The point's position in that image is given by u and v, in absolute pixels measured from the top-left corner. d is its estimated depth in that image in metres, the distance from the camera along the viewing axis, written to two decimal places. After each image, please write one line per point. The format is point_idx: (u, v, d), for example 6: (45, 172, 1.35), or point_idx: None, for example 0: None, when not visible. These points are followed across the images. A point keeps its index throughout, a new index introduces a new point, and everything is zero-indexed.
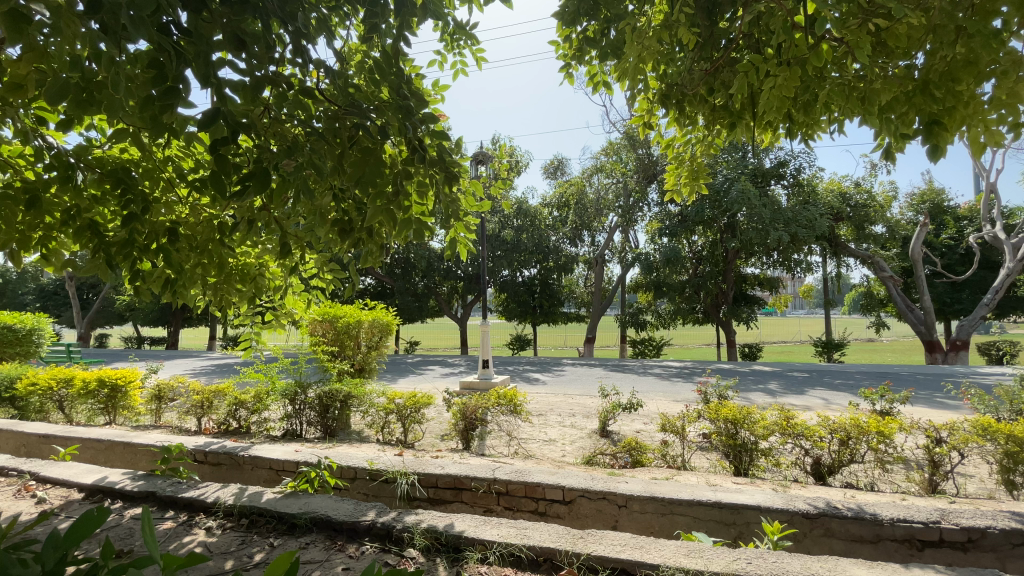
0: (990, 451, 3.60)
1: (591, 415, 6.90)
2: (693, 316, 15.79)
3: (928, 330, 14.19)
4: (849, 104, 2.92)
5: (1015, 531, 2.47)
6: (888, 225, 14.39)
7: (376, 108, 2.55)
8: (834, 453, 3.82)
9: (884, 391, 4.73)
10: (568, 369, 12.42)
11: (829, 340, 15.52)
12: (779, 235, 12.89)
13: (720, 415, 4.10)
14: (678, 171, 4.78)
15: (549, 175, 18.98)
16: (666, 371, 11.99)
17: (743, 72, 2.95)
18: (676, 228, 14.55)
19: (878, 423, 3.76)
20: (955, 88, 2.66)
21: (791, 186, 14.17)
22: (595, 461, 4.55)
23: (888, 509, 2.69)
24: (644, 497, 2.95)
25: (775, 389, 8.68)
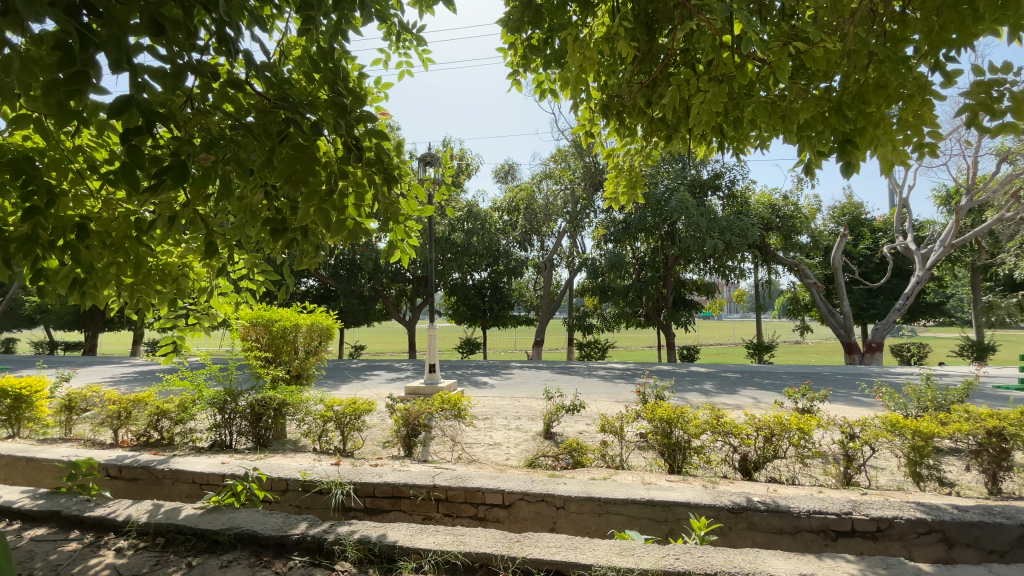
0: (898, 445, 3.90)
1: (537, 417, 6.96)
2: (637, 320, 16.34)
3: (847, 333, 15.37)
4: (771, 121, 3.13)
5: (919, 520, 2.65)
6: (812, 235, 15.50)
7: (311, 104, 2.45)
8: (760, 449, 4.04)
9: (807, 390, 5.05)
10: (515, 372, 12.48)
11: (760, 342, 16.49)
12: (714, 243, 13.58)
13: (655, 415, 4.24)
14: (618, 179, 4.93)
15: (500, 180, 19.08)
16: (610, 372, 12.29)
17: (675, 86, 3.07)
18: (620, 235, 15.02)
19: (799, 420, 4.02)
20: (867, 109, 3.01)
21: (726, 197, 15.00)
22: (537, 463, 4.59)
23: (806, 502, 2.86)
24: (582, 498, 3.00)
25: (711, 389, 9.11)
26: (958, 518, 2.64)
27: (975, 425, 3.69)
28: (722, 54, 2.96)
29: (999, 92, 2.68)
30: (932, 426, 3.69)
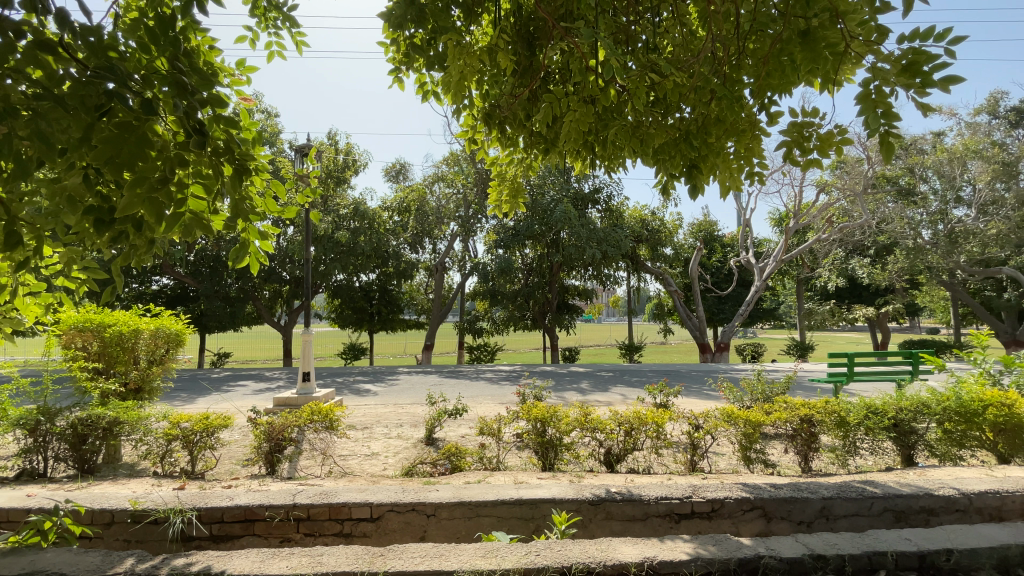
0: (733, 433, 4.46)
1: (418, 424, 6.82)
2: (524, 323, 16.80)
3: (701, 334, 17.36)
4: (631, 143, 3.45)
5: (744, 499, 3.03)
6: (675, 248, 17.31)
7: (144, 79, 2.15)
8: (621, 443, 4.38)
9: (664, 386, 5.58)
10: (401, 378, 12.15)
11: (631, 343, 17.95)
12: (593, 252, 14.52)
13: (530, 416, 4.40)
14: (502, 187, 5.02)
15: (390, 178, 18.51)
16: (496, 375, 12.52)
17: (547, 103, 3.24)
18: (509, 241, 15.40)
19: (655, 414, 4.44)
20: (708, 139, 3.45)
21: (604, 211, 16.15)
22: (414, 471, 4.49)
23: (655, 490, 3.15)
24: (452, 504, 2.99)
25: (586, 388, 9.67)
26: (774, 494, 3.04)
27: (791, 413, 4.36)
28: (588, 77, 3.20)
29: (810, 133, 3.21)
30: (759, 415, 4.29)
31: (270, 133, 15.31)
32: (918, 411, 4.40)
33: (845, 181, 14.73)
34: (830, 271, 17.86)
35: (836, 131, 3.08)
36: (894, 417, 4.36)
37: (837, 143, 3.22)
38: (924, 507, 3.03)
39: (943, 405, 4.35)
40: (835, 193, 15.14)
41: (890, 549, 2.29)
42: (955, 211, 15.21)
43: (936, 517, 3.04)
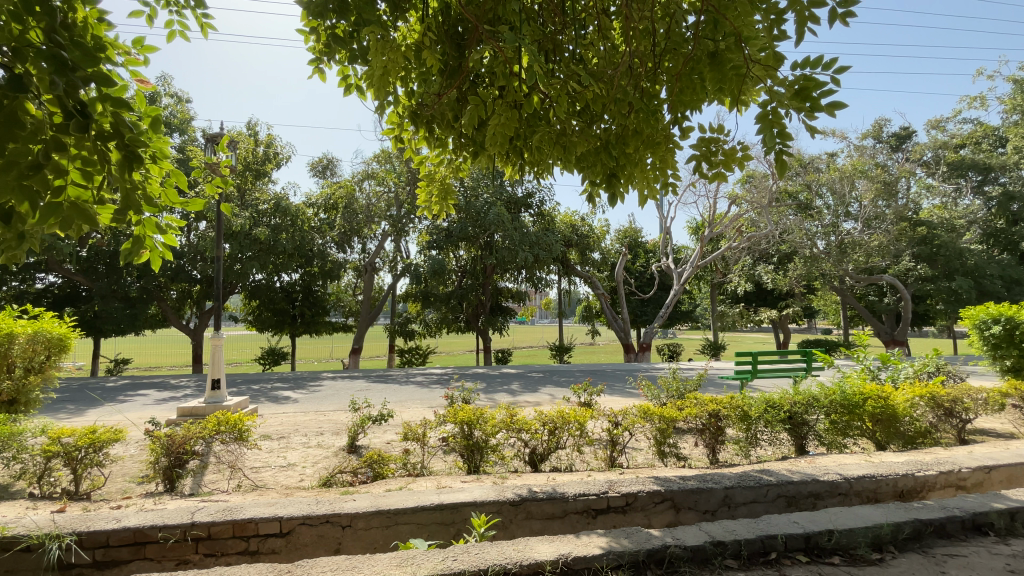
0: (650, 429, 4.69)
1: (341, 431, 6.55)
2: (457, 326, 16.67)
3: (626, 335, 18.14)
4: (554, 149, 3.55)
5: (654, 492, 3.17)
6: (602, 253, 17.94)
7: (11, 52, 1.89)
8: (545, 443, 4.46)
9: (588, 386, 5.75)
10: (325, 384, 11.60)
11: (561, 344, 18.37)
12: (526, 256, 14.69)
13: (456, 419, 4.36)
14: (430, 188, 4.94)
15: (316, 174, 17.66)
16: (427, 378, 12.28)
17: (472, 106, 3.22)
18: (442, 243, 15.20)
19: (577, 413, 4.55)
20: (626, 150, 3.67)
21: (537, 215, 16.44)
22: (332, 481, 4.31)
23: (573, 487, 3.24)
24: (370, 513, 2.90)
25: (516, 389, 9.79)
26: (682, 486, 3.22)
27: (701, 409, 4.66)
28: (513, 83, 3.24)
29: (717, 148, 3.46)
30: (673, 412, 4.53)
31: (179, 119, 14.06)
32: (810, 404, 4.86)
33: (753, 195, 16.02)
34: (740, 277, 19.34)
35: (737, 147, 3.34)
36: (790, 410, 4.78)
37: (739, 159, 3.48)
38: (811, 492, 3.33)
39: (829, 398, 4.83)
40: (744, 206, 16.41)
41: (780, 533, 2.49)
42: (845, 224, 17.02)
43: (822, 500, 3.35)
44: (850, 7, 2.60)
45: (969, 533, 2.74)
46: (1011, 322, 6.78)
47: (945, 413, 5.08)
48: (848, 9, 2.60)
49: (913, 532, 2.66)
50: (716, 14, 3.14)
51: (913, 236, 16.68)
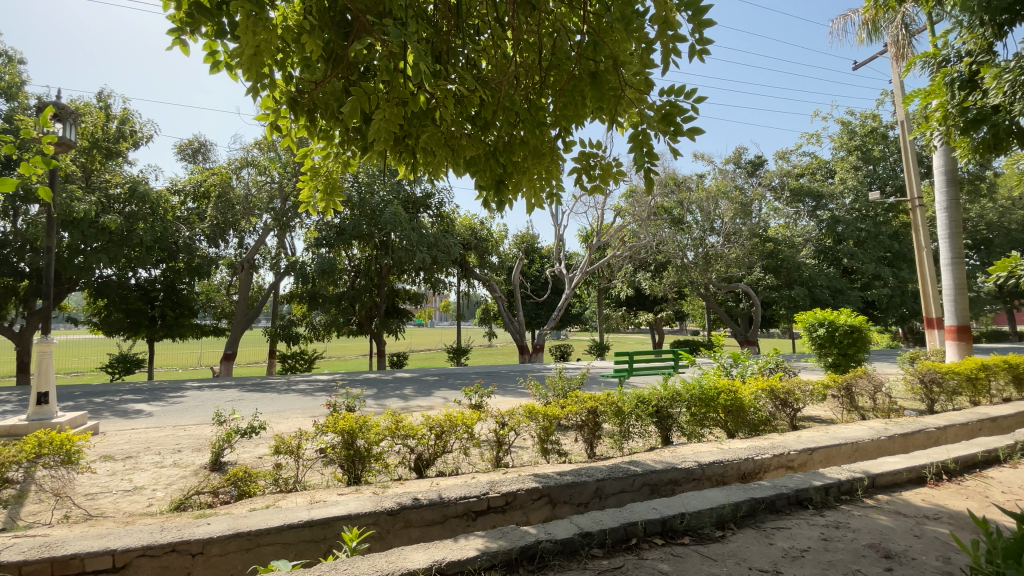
0: (535, 428, 4.83)
1: (203, 447, 5.86)
2: (349, 329, 16.23)
3: (521, 337, 18.54)
4: (440, 150, 3.52)
5: (532, 489, 3.27)
6: (500, 257, 18.20)
7: None
8: (431, 448, 4.37)
9: (479, 388, 5.76)
10: (189, 395, 10.31)
11: (458, 348, 18.30)
12: (423, 257, 14.37)
13: (336, 428, 4.11)
14: (316, 183, 4.61)
15: (185, 157, 15.75)
16: (312, 386, 11.43)
17: (355, 98, 3.08)
18: (333, 240, 14.26)
19: (465, 416, 4.54)
20: (513, 159, 3.83)
21: (436, 216, 16.21)
22: (187, 504, 3.83)
23: (455, 491, 3.23)
24: (226, 537, 2.63)
25: (408, 393, 9.55)
26: (558, 481, 3.35)
27: (581, 407, 4.90)
28: (398, 80, 3.15)
29: (595, 163, 3.69)
30: (555, 410, 4.73)
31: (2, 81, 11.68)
32: (674, 398, 5.36)
33: (635, 208, 17.38)
34: (624, 283, 20.87)
35: (611, 163, 3.60)
36: (657, 404, 5.24)
37: (614, 174, 3.75)
38: (670, 478, 3.66)
39: (690, 392, 5.38)
40: (628, 218, 17.77)
41: (640, 519, 2.71)
42: (710, 238, 19.14)
43: (679, 486, 3.71)
44: (706, 46, 2.92)
45: (793, 507, 3.20)
46: (831, 325, 8.07)
47: (781, 403, 5.91)
48: (704, 47, 2.92)
49: (749, 510, 3.03)
50: (596, 37, 3.35)
51: (764, 251, 19.24)
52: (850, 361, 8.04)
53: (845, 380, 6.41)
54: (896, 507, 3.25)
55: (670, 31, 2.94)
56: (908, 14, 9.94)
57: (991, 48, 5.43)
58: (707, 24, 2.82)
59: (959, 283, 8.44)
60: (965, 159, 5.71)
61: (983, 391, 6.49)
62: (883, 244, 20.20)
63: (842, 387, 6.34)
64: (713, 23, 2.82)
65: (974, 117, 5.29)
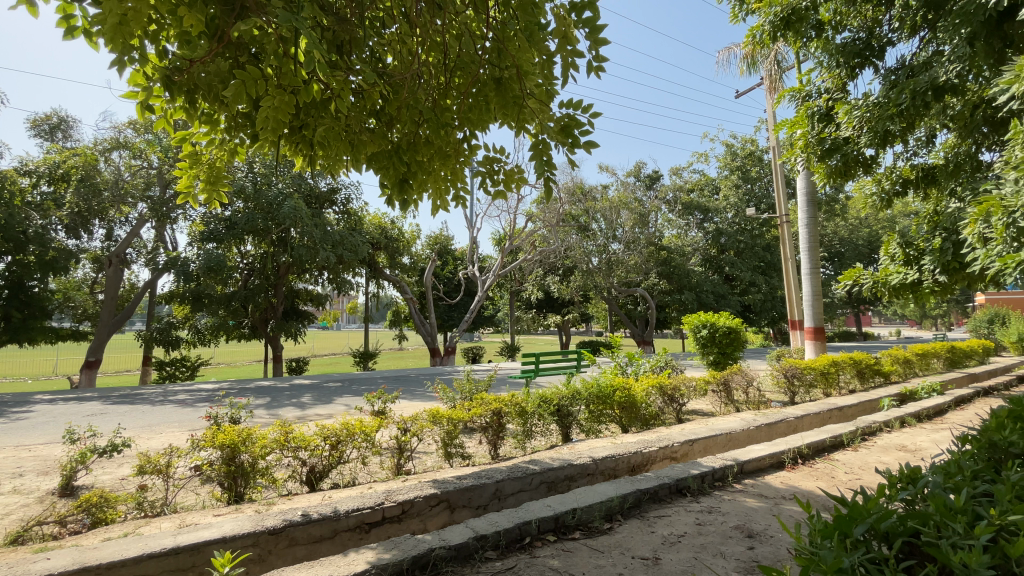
0: (438, 433, 4.74)
1: (50, 470, 5.05)
2: (239, 332, 15.08)
3: (432, 340, 18.23)
4: (337, 144, 3.35)
5: (430, 496, 3.21)
6: (411, 258, 17.78)
7: None
8: (325, 459, 4.12)
9: (382, 393, 5.53)
10: (37, 409, 8.84)
11: (365, 351, 17.56)
12: (327, 256, 13.56)
13: (215, 442, 3.74)
14: (196, 171, 4.13)
15: (38, 133, 13.54)
16: (195, 396, 10.32)
17: (238, 81, 2.83)
18: (222, 234, 12.99)
19: (364, 424, 4.34)
20: (418, 158, 3.77)
21: (342, 213, 15.44)
22: (24, 538, 3.28)
23: (347, 503, 3.07)
24: (70, 573, 2.28)
25: (306, 401, 8.99)
26: (456, 486, 3.32)
27: (485, 408, 4.90)
28: (290, 66, 2.95)
29: (498, 168, 3.74)
30: (459, 413, 4.68)
31: None
32: (574, 397, 5.56)
33: (545, 214, 17.88)
34: (534, 286, 21.39)
35: (513, 168, 3.67)
36: (558, 403, 5.39)
37: (516, 180, 3.83)
38: (566, 475, 3.79)
39: (588, 391, 5.62)
40: (538, 223, 18.18)
41: (534, 518, 2.77)
42: (613, 245, 20.24)
43: (575, 482, 3.85)
44: (602, 64, 3.08)
45: (673, 495, 3.46)
46: (713, 326, 8.86)
47: (669, 398, 6.38)
48: (600, 64, 3.07)
49: (635, 501, 3.23)
50: (501, 43, 3.38)
51: (659, 258, 20.73)
52: (728, 359, 8.91)
53: (724, 376, 7.08)
54: (760, 490, 3.65)
55: (569, 46, 3.06)
56: (780, 52, 11.23)
57: (844, 87, 6.28)
58: (603, 42, 2.96)
59: (816, 290, 9.67)
60: (822, 183, 6.57)
61: (833, 384, 7.51)
62: (758, 254, 22.69)
63: (722, 383, 6.99)
64: (607, 42, 2.98)
65: (829, 146, 6.11)
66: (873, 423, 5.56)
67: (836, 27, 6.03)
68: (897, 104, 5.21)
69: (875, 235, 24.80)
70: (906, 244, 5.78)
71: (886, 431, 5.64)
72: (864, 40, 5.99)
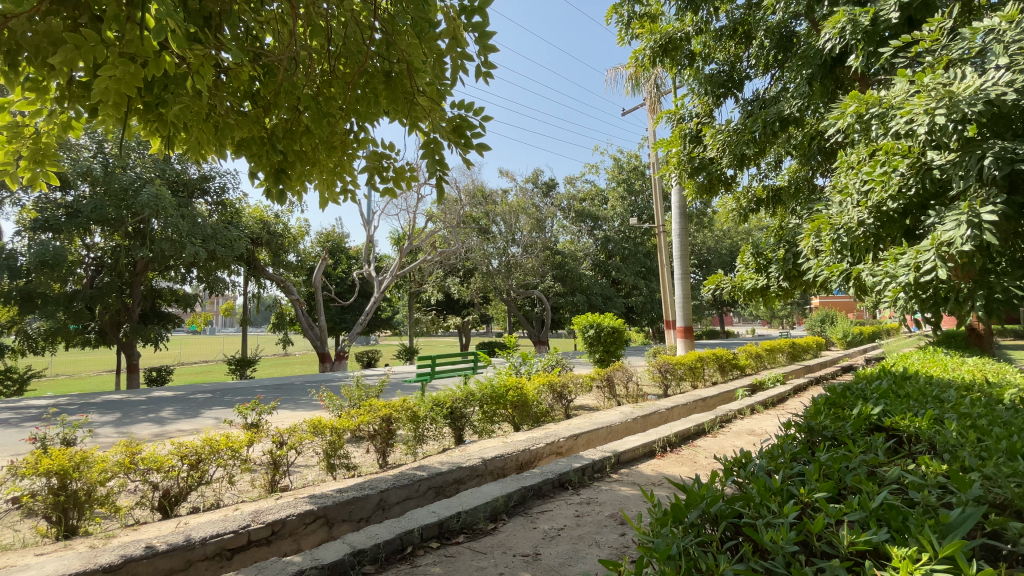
0: (320, 445, 4.44)
1: None
2: (82, 337, 12.98)
3: (321, 343, 17.15)
4: (197, 126, 3.01)
5: (306, 512, 2.99)
6: (298, 256, 16.59)
7: None
8: (183, 481, 3.66)
9: (257, 403, 5.02)
10: None
11: (243, 358, 16.01)
12: (196, 251, 12.12)
13: (38, 470, 3.16)
14: (16, 147, 3.45)
15: None
16: (22, 415, 8.65)
17: (66, 44, 2.42)
18: (61, 223, 11.05)
19: (232, 439, 3.92)
20: (296, 147, 3.52)
21: (215, 204, 13.90)
22: None
23: (205, 528, 2.75)
24: None
25: (167, 416, 7.98)
26: (336, 500, 3.14)
27: (374, 415, 4.69)
28: (139, 33, 2.58)
29: (387, 164, 3.61)
30: (344, 422, 4.41)
31: None
32: (467, 398, 5.54)
33: (445, 215, 17.78)
34: (433, 287, 21.11)
35: (403, 165, 3.57)
36: (450, 406, 5.33)
37: (407, 178, 3.73)
38: (455, 478, 3.77)
39: (482, 391, 5.63)
40: (439, 224, 18.11)
41: (416, 526, 2.71)
42: (511, 248, 20.67)
43: (464, 484, 3.83)
44: (491, 69, 3.11)
45: (555, 490, 3.59)
46: (599, 326, 9.41)
47: (558, 395, 6.64)
48: (489, 70, 3.10)
49: (519, 498, 3.30)
50: (391, 36, 3.26)
51: (554, 262, 21.60)
52: (612, 356, 9.52)
53: (607, 373, 7.56)
54: (633, 479, 3.93)
55: (459, 47, 3.05)
56: (659, 77, 12.31)
57: (711, 113, 7.04)
58: (491, 49, 2.99)
59: (687, 293, 10.70)
60: (691, 198, 7.29)
61: (699, 377, 8.36)
62: (640, 260, 24.57)
63: (605, 379, 7.45)
64: (496, 48, 3.01)
65: (697, 165, 6.82)
66: (730, 411, 6.27)
67: (705, 58, 6.74)
68: (752, 131, 5.99)
69: (736, 245, 28.20)
70: (757, 254, 6.61)
71: (740, 418, 6.40)
72: (727, 72, 6.76)
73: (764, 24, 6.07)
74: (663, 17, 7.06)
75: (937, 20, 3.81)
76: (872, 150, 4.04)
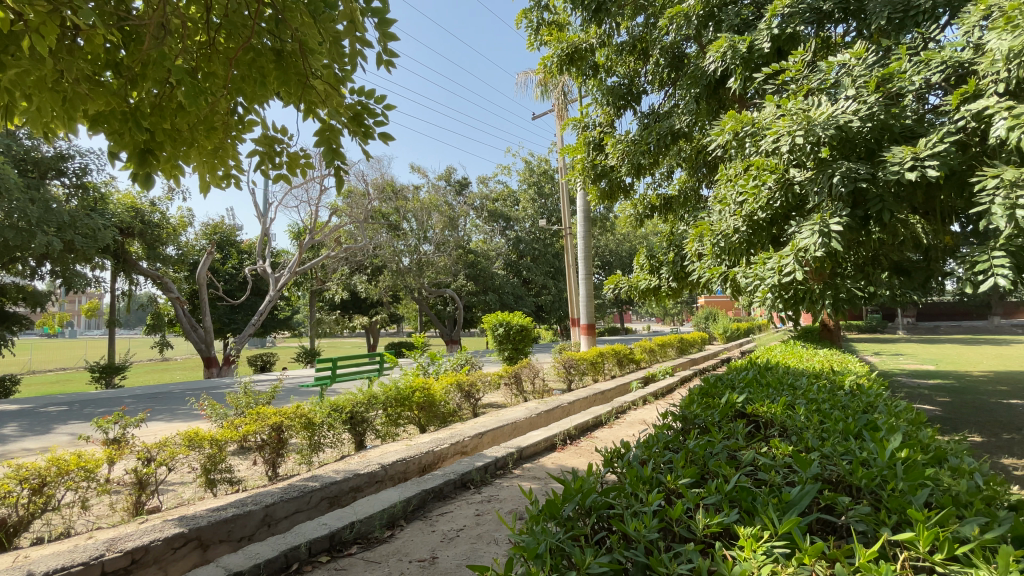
0: (198, 458, 4.00)
1: None
2: None
3: (207, 346, 15.55)
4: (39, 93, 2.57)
5: (174, 535, 2.68)
6: (179, 248, 14.91)
7: None
8: (22, 509, 3.11)
9: (121, 415, 4.40)
10: None
11: (110, 364, 14.04)
12: (48, 241, 10.41)
13: None
14: None
15: None
16: None
17: None
18: None
19: (87, 458, 3.41)
20: (169, 126, 3.15)
21: (73, 187, 12.01)
22: None
23: (48, 561, 2.35)
24: None
25: (8, 434, 6.78)
26: (212, 519, 2.85)
27: (262, 423, 4.33)
28: None
29: (279, 149, 3.36)
30: (226, 433, 4.02)
31: None
32: (370, 401, 5.31)
33: (352, 210, 17.18)
34: (338, 285, 20.10)
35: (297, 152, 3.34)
36: (350, 410, 5.07)
37: (302, 166, 3.49)
38: (351, 486, 3.60)
39: (386, 393, 5.44)
40: (344, 218, 17.35)
41: (303, 541, 2.54)
42: (423, 246, 20.30)
43: (361, 492, 3.68)
44: (392, 58, 3.00)
45: (457, 490, 3.57)
46: (508, 325, 9.51)
47: (465, 394, 6.60)
48: (390, 58, 3.00)
49: (419, 502, 3.23)
50: (280, 12, 3.03)
51: (466, 261, 21.56)
52: (520, 354, 9.70)
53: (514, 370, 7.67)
54: (533, 473, 4.03)
55: (359, 32, 2.92)
56: (566, 85, 12.75)
57: (612, 123, 7.42)
58: (392, 37, 2.90)
59: (591, 293, 11.20)
60: (594, 203, 7.66)
61: (600, 372, 8.80)
62: (549, 260, 25.33)
63: (512, 376, 7.56)
64: (397, 37, 2.91)
65: (599, 171, 7.16)
66: (625, 403, 6.69)
67: (607, 70, 7.10)
68: (647, 143, 6.45)
69: (635, 248, 30.15)
70: (651, 256, 7.10)
71: (634, 409, 6.86)
72: (627, 85, 7.16)
73: (659, 43, 6.50)
74: (569, 27, 7.34)
75: (800, 53, 4.30)
76: (746, 164, 4.49)
